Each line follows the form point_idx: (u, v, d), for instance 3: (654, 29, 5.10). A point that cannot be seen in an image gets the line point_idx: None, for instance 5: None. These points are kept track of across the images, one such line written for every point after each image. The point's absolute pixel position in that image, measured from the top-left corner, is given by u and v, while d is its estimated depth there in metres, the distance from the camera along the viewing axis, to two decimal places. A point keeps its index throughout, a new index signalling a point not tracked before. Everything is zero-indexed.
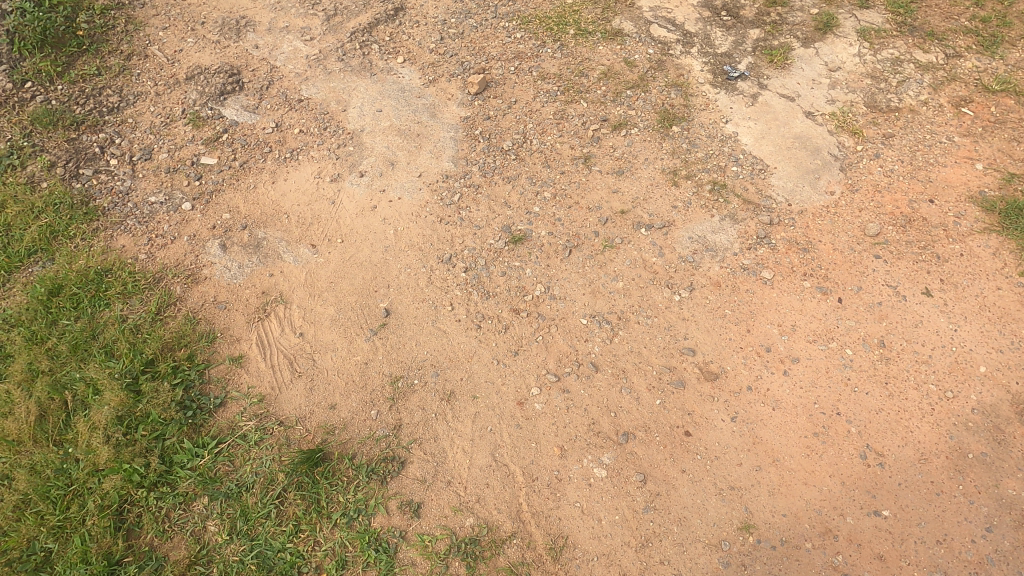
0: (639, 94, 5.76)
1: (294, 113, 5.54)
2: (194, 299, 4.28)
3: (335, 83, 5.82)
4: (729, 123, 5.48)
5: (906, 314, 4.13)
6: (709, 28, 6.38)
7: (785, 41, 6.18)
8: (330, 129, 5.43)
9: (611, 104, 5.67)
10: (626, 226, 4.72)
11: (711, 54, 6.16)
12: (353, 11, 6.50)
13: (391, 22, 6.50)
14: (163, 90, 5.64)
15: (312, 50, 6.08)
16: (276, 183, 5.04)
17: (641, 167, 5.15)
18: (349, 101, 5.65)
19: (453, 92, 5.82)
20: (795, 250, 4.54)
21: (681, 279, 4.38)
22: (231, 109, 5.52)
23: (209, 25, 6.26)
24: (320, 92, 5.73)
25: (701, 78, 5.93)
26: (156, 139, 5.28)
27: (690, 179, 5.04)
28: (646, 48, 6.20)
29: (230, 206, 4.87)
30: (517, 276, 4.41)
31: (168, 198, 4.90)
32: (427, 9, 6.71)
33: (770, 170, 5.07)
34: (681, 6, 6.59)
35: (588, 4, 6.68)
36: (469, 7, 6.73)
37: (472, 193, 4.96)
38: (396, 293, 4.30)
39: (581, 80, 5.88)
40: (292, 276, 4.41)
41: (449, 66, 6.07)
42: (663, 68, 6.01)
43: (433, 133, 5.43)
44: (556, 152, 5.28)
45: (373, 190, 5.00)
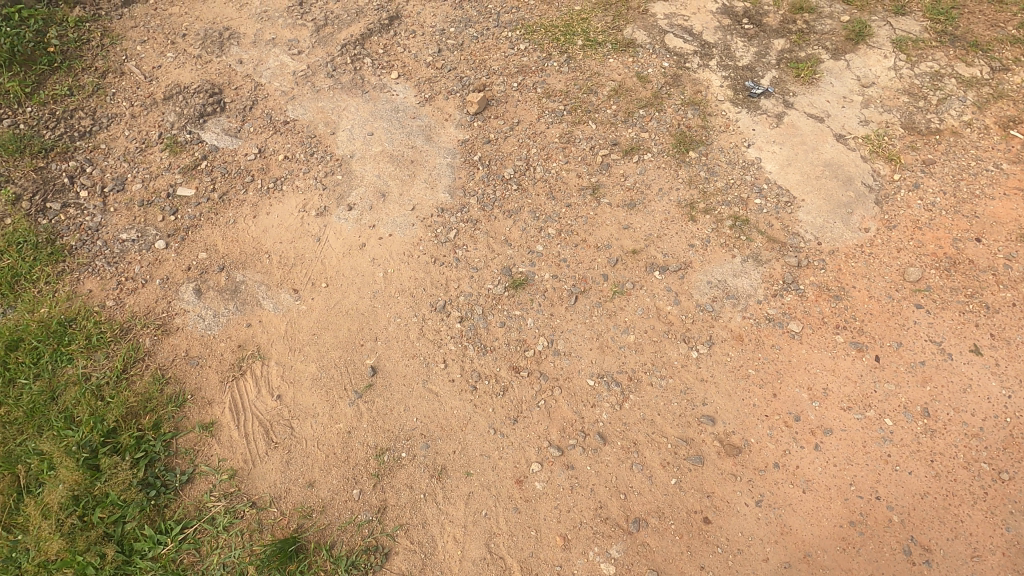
0: (652, 113, 5.29)
1: (279, 137, 5.13)
2: (163, 353, 3.91)
3: (324, 102, 5.39)
4: (752, 147, 5.00)
5: (953, 377, 3.68)
6: (729, 37, 5.87)
7: (813, 53, 5.66)
8: (316, 156, 5.02)
9: (622, 125, 5.21)
10: (638, 268, 4.29)
11: (732, 67, 5.65)
12: (345, 21, 6.05)
13: (386, 33, 6.04)
14: (139, 112, 5.24)
15: (299, 64, 5.65)
16: (257, 218, 4.65)
17: (655, 199, 4.70)
18: (338, 124, 5.23)
19: (451, 112, 5.37)
20: (826, 297, 4.09)
21: (699, 332, 3.95)
22: (211, 133, 5.11)
23: (190, 37, 5.83)
24: (307, 112, 5.30)
25: (721, 94, 5.44)
26: (130, 168, 4.89)
27: (709, 213, 4.59)
28: (660, 61, 5.71)
29: (207, 244, 4.49)
30: (517, 327, 4.00)
31: (141, 235, 4.52)
32: (424, 18, 6.25)
33: (798, 203, 4.60)
34: (699, 13, 6.07)
35: (598, 11, 6.19)
36: (470, 15, 6.27)
37: (469, 230, 4.54)
38: (384, 348, 3.91)
39: (590, 98, 5.41)
40: (271, 327, 4.03)
41: (447, 82, 5.62)
42: (679, 84, 5.53)
43: (428, 159, 4.99)
44: (561, 182, 4.83)
45: (361, 226, 4.59)
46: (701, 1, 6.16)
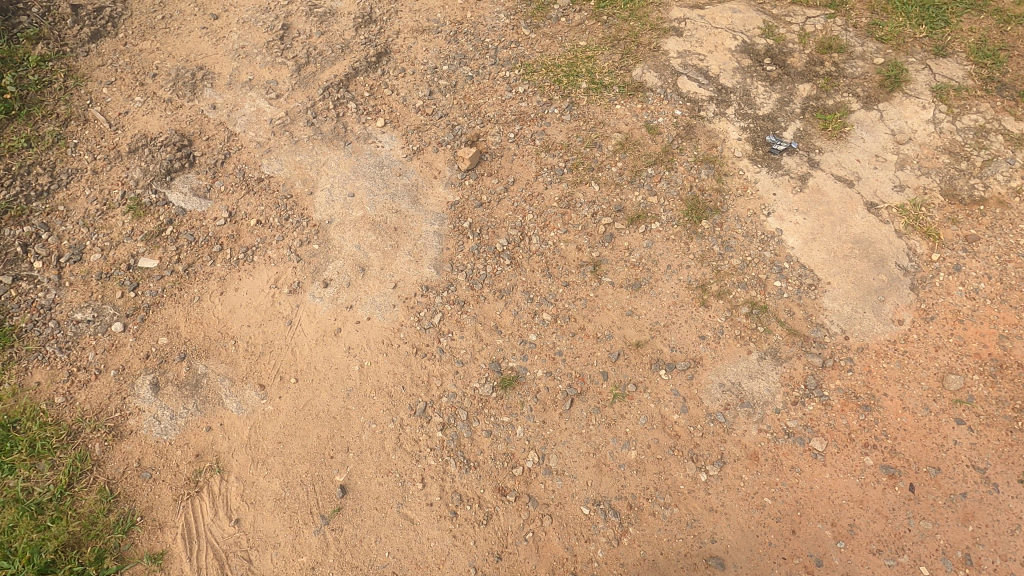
0: (662, 172, 4.80)
1: (252, 197, 4.70)
2: (114, 463, 3.55)
3: (303, 155, 4.94)
4: (772, 216, 4.51)
5: (1000, 515, 3.23)
6: (749, 80, 5.33)
7: (842, 101, 5.12)
8: (292, 220, 4.59)
9: (628, 186, 4.73)
10: (642, 366, 3.85)
11: (751, 116, 5.14)
12: (329, 58, 5.58)
13: (373, 71, 5.56)
14: (101, 166, 4.82)
15: (277, 110, 5.19)
16: (224, 295, 4.25)
17: (662, 278, 4.24)
18: (317, 182, 4.79)
19: (441, 167, 4.91)
20: (854, 407, 3.63)
21: (709, 449, 3.51)
22: (178, 193, 4.69)
23: (161, 78, 5.39)
24: (284, 167, 4.87)
25: (738, 150, 4.94)
26: (89, 233, 4.49)
27: (723, 297, 4.13)
28: (671, 108, 5.20)
29: (168, 327, 4.10)
30: (505, 437, 3.59)
31: (97, 314, 4.13)
32: (415, 53, 5.76)
33: (823, 286, 4.13)
34: (716, 50, 5.53)
35: (605, 47, 5.66)
36: (465, 50, 5.77)
37: (455, 313, 4.11)
38: (356, 462, 3.51)
39: (593, 153, 4.93)
40: (233, 432, 3.64)
41: (437, 131, 5.15)
42: (692, 136, 5.03)
43: (413, 226, 4.55)
44: (559, 255, 4.38)
45: (338, 306, 4.18)
46: (718, 36, 5.59)
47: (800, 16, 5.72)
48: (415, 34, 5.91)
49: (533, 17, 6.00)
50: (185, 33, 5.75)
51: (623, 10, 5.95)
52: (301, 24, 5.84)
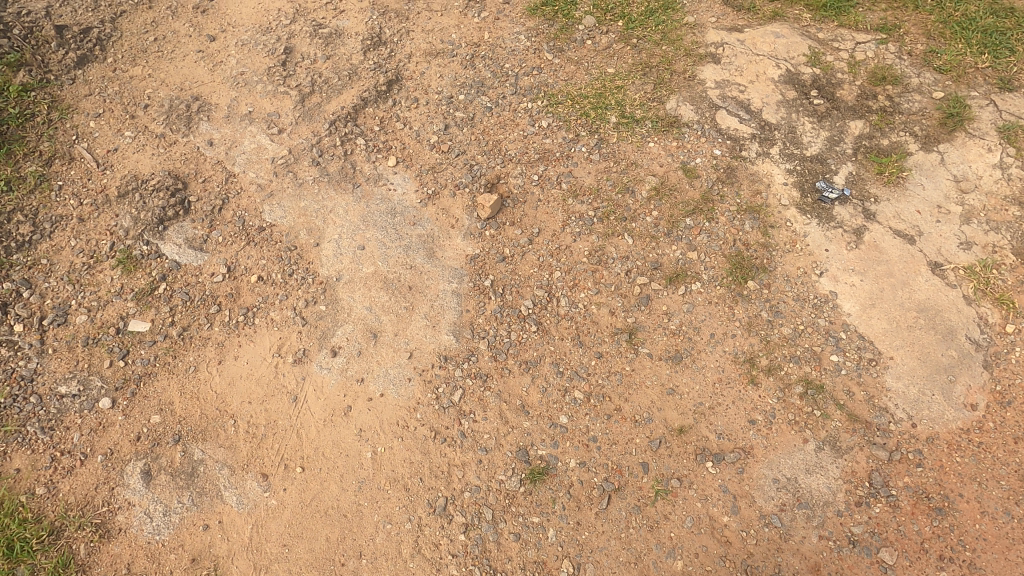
0: (701, 223, 4.37)
1: (253, 249, 4.30)
2: (102, 569, 3.23)
3: (308, 200, 4.53)
4: (825, 276, 4.10)
5: None
6: (795, 115, 4.87)
7: (899, 141, 4.67)
8: (296, 276, 4.19)
9: (664, 239, 4.31)
10: (686, 456, 3.47)
11: (798, 157, 4.69)
12: (335, 86, 5.13)
13: (383, 101, 5.11)
14: (88, 213, 4.41)
15: (279, 147, 4.76)
16: (223, 364, 3.86)
17: (706, 349, 3.84)
18: (324, 231, 4.38)
19: (459, 214, 4.49)
20: (926, 510, 3.27)
21: (764, 559, 3.18)
22: (172, 244, 4.28)
23: (153, 110, 4.95)
24: (287, 214, 4.45)
25: (785, 197, 4.50)
26: (75, 291, 4.09)
27: (773, 374, 3.73)
28: (710, 147, 4.76)
29: (161, 403, 3.72)
30: (536, 542, 3.24)
31: (82, 388, 3.75)
32: (429, 80, 5.30)
33: (885, 362, 3.73)
34: (758, 80, 5.06)
35: (635, 75, 5.19)
36: (483, 77, 5.31)
37: (477, 390, 3.73)
38: (370, 571, 3.17)
39: (625, 199, 4.50)
40: (234, 532, 3.30)
41: (454, 172, 4.72)
42: (733, 180, 4.59)
43: (429, 284, 4.14)
44: (591, 320, 3.98)
45: (348, 379, 3.79)
46: (760, 64, 5.12)
47: (849, 41, 5.24)
48: (428, 58, 5.45)
49: (556, 39, 5.52)
50: (179, 57, 5.30)
51: (654, 33, 5.47)
52: (305, 47, 5.38)
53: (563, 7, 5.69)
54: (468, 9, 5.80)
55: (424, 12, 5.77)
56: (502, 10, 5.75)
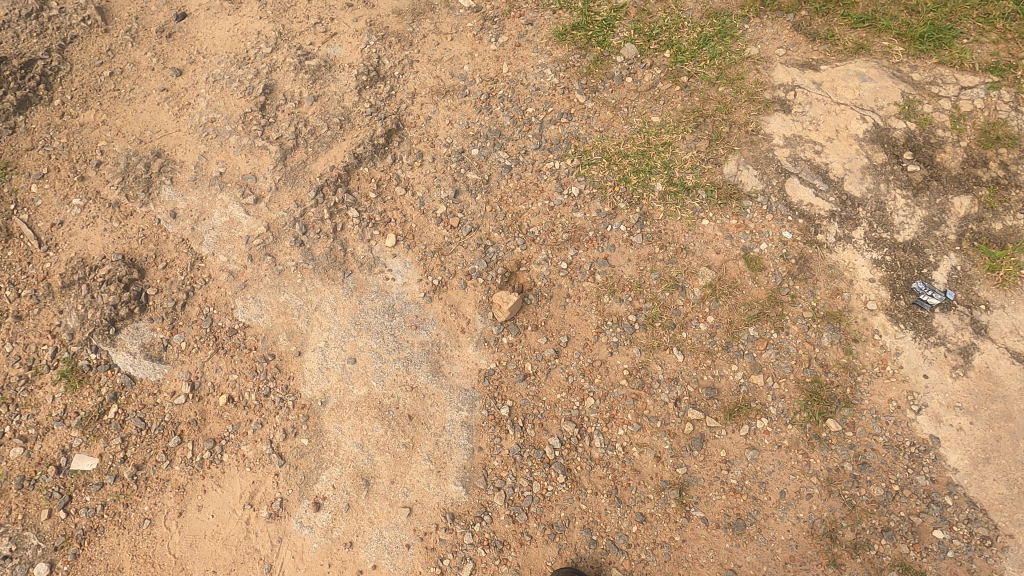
0: (768, 334, 3.55)
1: (222, 360, 3.57)
2: None
3: (288, 292, 3.75)
4: (925, 413, 3.30)
5: None
6: (884, 186, 3.95)
7: (1015, 225, 3.78)
8: (274, 398, 3.47)
9: (722, 355, 3.51)
10: None
11: (887, 243, 3.80)
12: (324, 138, 4.27)
13: (381, 157, 4.26)
14: (27, 308, 3.67)
15: (256, 221, 3.95)
16: (184, 517, 3.21)
17: (775, 515, 3.11)
18: (307, 336, 3.63)
19: (471, 315, 3.70)
20: None
21: None
22: (124, 353, 3.56)
23: (107, 169, 4.14)
24: (264, 313, 3.70)
25: (872, 299, 3.64)
26: (9, 414, 3.41)
27: (861, 553, 3.02)
28: (778, 228, 3.88)
29: (109, 569, 3.12)
30: None
31: (15, 547, 3.12)
32: (436, 127, 4.41)
33: (1003, 542, 3.00)
34: (838, 136, 4.12)
35: (686, 126, 4.26)
36: (500, 124, 4.41)
37: (492, 564, 3.06)
38: None
39: (674, 299, 3.68)
40: None
41: (465, 255, 3.90)
42: (808, 274, 3.73)
43: (433, 413, 3.41)
44: (632, 469, 3.24)
45: (335, 543, 3.13)
46: (841, 116, 4.18)
47: (952, 85, 4.25)
48: (436, 98, 4.54)
49: (589, 74, 4.57)
50: (139, 98, 4.44)
51: (709, 69, 4.49)
52: (288, 85, 4.49)
53: (599, 31, 4.70)
54: (483, 32, 4.84)
55: (432, 35, 4.81)
56: (525, 34, 4.78)
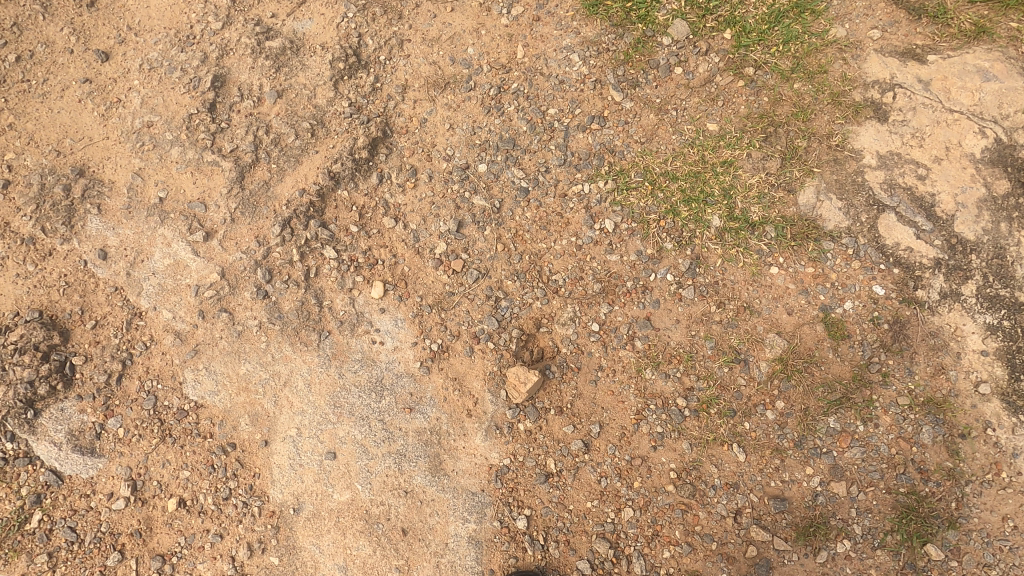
0: (852, 426, 2.84)
1: (169, 452, 2.87)
2: None
3: (250, 362, 3.00)
4: None
5: None
6: (1007, 225, 3.06)
7: None
8: (236, 502, 2.81)
9: (793, 454, 2.82)
10: None
11: (1007, 303, 2.97)
12: (292, 151, 3.37)
13: (364, 176, 3.38)
14: None
15: (207, 265, 3.14)
16: None
17: None
18: (275, 421, 2.92)
19: (480, 393, 2.97)
20: None
21: None
22: (46, 443, 2.84)
23: (16, 190, 3.25)
24: (221, 389, 2.96)
25: (984, 379, 2.88)
26: None
27: None
28: (866, 280, 3.08)
29: None
30: None
31: None
32: (433, 134, 3.49)
33: None
34: (950, 155, 3.20)
35: (753, 137, 3.33)
36: (514, 130, 3.47)
37: None
38: None
39: (734, 376, 2.94)
40: None
41: (472, 311, 3.13)
42: (905, 345, 2.96)
43: (433, 526, 2.78)
44: None
45: None
46: (955, 127, 3.23)
47: None
48: (433, 92, 3.57)
49: (627, 62, 3.53)
50: (55, 91, 3.48)
51: (783, 57, 3.43)
52: (244, 74, 3.51)
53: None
54: None
55: (426, 2, 3.69)
56: (544, 2, 3.63)
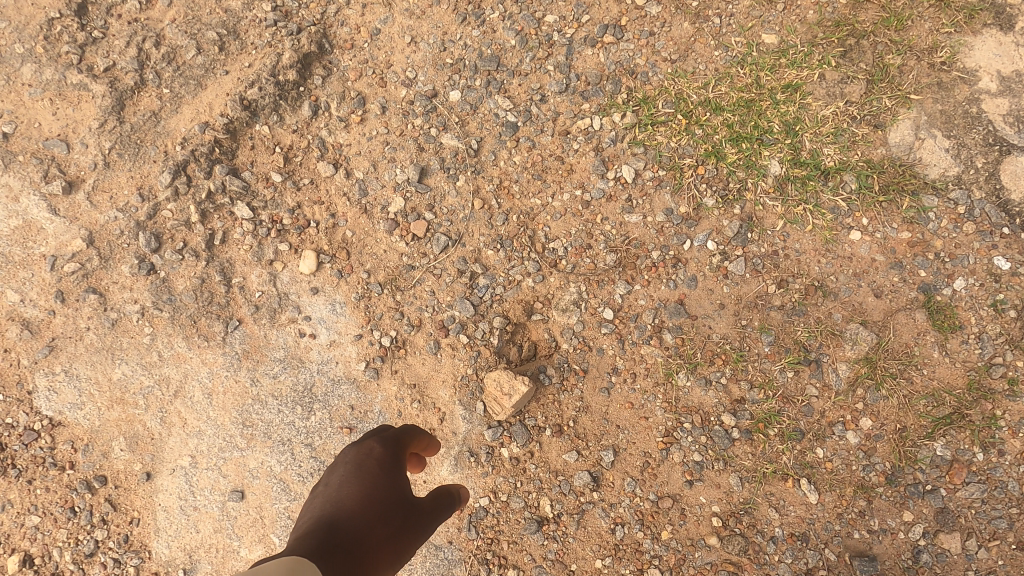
0: (968, 455, 2.03)
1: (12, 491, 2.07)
2: None
3: (126, 364, 2.16)
4: None
5: None
6: None
7: None
8: (106, 561, 2.04)
9: (885, 494, 2.01)
10: None
11: None
12: (194, 70, 2.43)
13: (292, 106, 2.45)
14: None
15: (67, 228, 2.25)
16: None
17: None
18: (160, 447, 2.09)
19: (449, 407, 2.16)
20: None
21: None
22: None
23: None
24: (85, 402, 2.13)
25: None
26: None
27: None
28: (983, 250, 2.22)
29: None
30: None
31: None
32: (387, 49, 2.54)
33: None
34: None
35: (828, 52, 2.40)
36: (498, 45, 2.53)
37: None
38: None
39: (801, 384, 2.11)
40: None
41: (438, 292, 2.28)
42: None
43: None
44: None
45: None
46: None
47: None
48: None
49: None
50: None
51: None
52: None
53: None
54: None
55: None
56: None
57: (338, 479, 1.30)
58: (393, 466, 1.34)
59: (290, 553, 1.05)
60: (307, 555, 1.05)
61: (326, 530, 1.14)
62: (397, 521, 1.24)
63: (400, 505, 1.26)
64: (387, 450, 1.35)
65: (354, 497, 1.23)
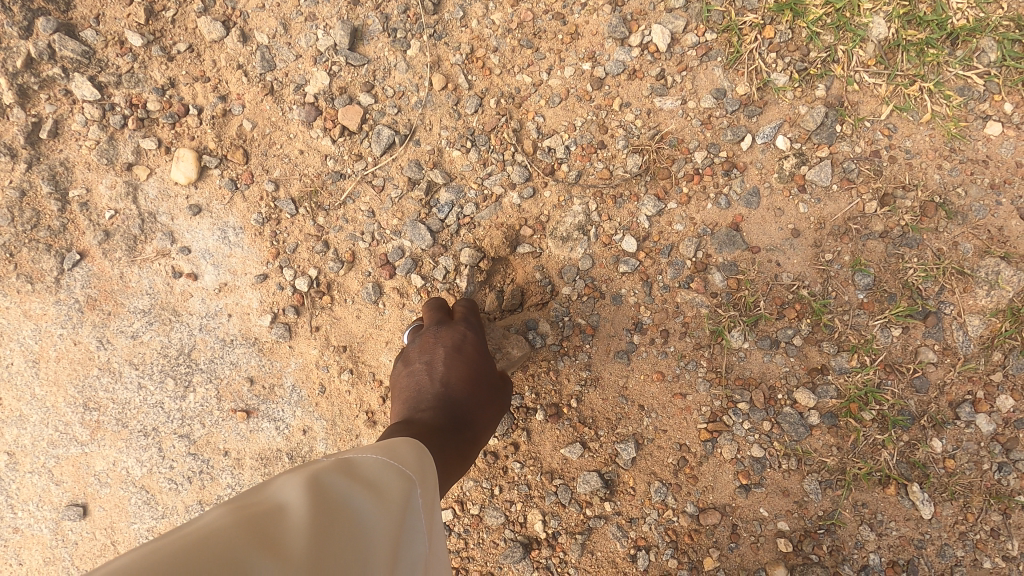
0: None
1: None
2: None
3: None
4: None
5: None
6: None
7: None
8: None
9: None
10: None
11: None
12: None
13: None
14: None
15: None
16: None
17: None
18: None
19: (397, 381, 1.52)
20: None
21: None
22: None
23: None
24: None
25: None
26: None
27: None
28: None
29: None
30: None
31: None
32: None
33: None
34: None
35: None
36: None
37: None
38: None
39: (909, 348, 1.45)
40: None
41: (380, 213, 1.54)
42: None
43: None
44: None
45: None
46: None
47: None
48: None
49: None
50: None
51: None
52: None
53: None
54: None
55: None
56: None
57: (439, 358, 1.30)
58: (483, 347, 1.36)
59: (415, 431, 1.08)
60: (440, 437, 1.10)
61: (442, 413, 1.19)
62: (496, 402, 1.31)
63: (494, 388, 1.32)
64: (478, 331, 1.36)
65: (460, 380, 1.26)
